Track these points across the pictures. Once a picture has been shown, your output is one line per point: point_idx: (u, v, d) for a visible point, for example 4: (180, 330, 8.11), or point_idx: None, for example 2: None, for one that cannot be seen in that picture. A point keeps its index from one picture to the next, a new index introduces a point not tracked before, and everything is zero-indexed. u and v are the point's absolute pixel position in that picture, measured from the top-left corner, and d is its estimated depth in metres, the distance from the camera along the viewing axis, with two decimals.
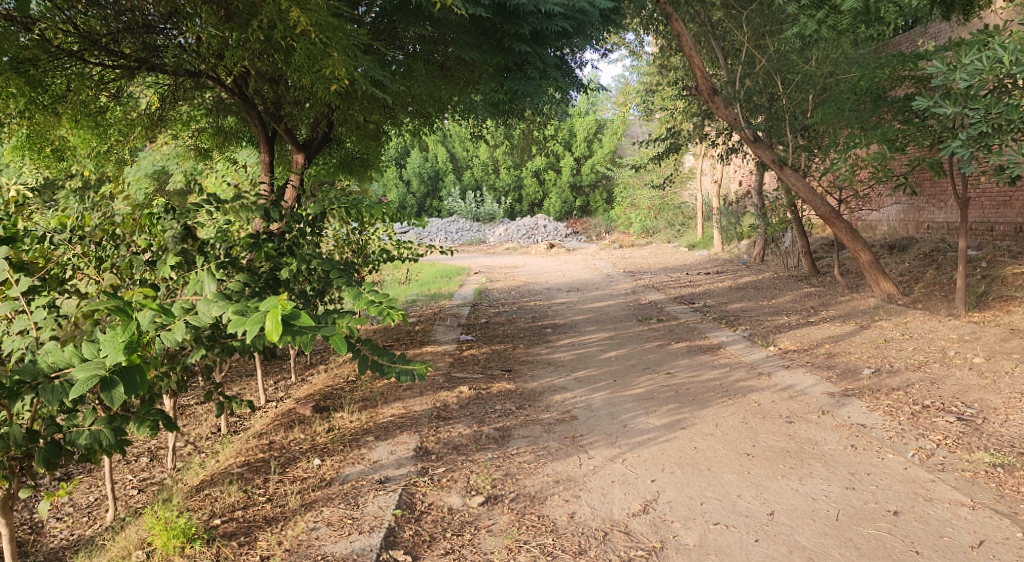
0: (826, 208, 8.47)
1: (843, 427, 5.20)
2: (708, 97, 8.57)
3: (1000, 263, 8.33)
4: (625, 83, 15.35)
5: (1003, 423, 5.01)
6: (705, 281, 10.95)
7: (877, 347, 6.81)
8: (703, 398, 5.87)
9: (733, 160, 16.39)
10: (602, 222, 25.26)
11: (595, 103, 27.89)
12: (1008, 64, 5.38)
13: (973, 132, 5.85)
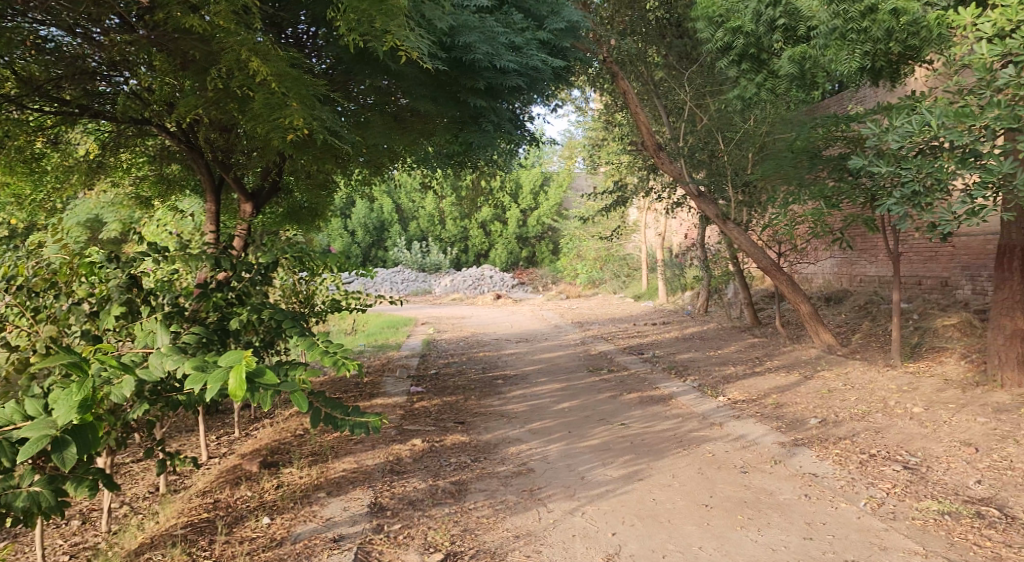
0: (768, 261, 8.73)
1: (796, 476, 5.28)
2: (655, 153, 8.78)
3: (930, 315, 8.73)
4: (571, 137, 15.68)
5: (946, 472, 5.18)
6: (652, 331, 11.10)
7: (822, 397, 6.98)
8: (658, 449, 5.88)
9: (676, 214, 16.83)
10: (547, 272, 25.49)
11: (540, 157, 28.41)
12: (936, 128, 5.67)
13: (906, 191, 6.09)
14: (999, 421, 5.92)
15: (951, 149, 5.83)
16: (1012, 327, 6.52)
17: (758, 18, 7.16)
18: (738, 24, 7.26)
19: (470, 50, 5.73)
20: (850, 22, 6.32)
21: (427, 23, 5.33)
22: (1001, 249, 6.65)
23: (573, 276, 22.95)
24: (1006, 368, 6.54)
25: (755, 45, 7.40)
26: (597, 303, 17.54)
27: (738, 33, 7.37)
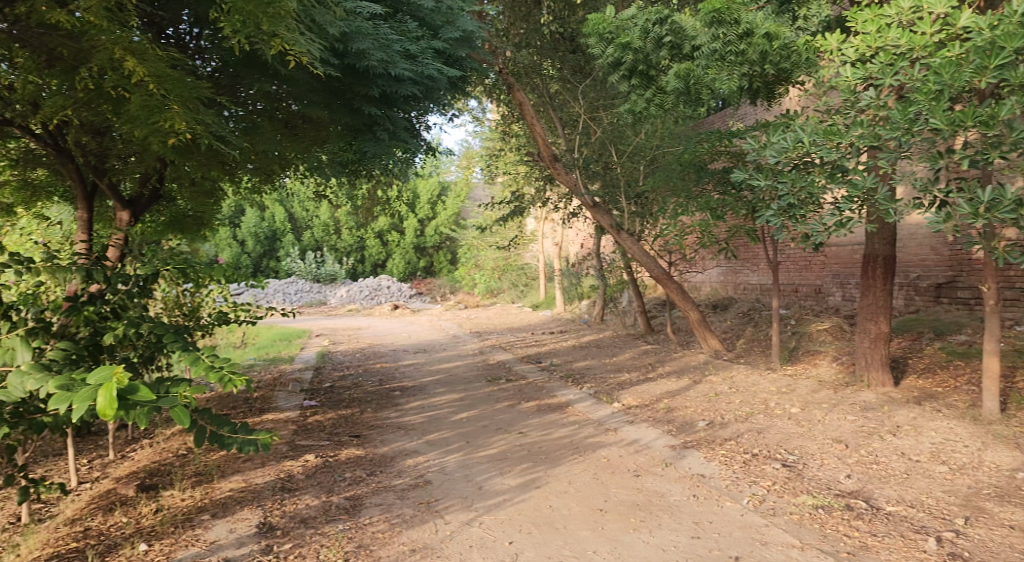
0: (660, 270, 9.01)
1: (685, 478, 5.49)
2: (551, 164, 8.91)
3: (806, 320, 9.30)
4: (468, 147, 15.68)
5: (820, 468, 5.52)
6: (550, 340, 11.27)
7: (709, 400, 7.29)
8: (555, 456, 5.96)
9: (572, 224, 17.17)
10: (446, 282, 25.41)
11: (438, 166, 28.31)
12: (809, 144, 6.06)
13: (782, 204, 6.44)
14: (866, 418, 6.38)
15: (822, 165, 6.24)
16: (875, 331, 7.04)
17: (646, 35, 7.41)
18: (627, 39, 7.41)
19: (364, 57, 5.65)
20: (728, 44, 6.67)
21: (316, 26, 5.19)
22: (865, 259, 7.16)
23: (472, 286, 23.01)
24: (871, 369, 7.07)
25: (644, 61, 7.59)
26: (496, 313, 17.65)
27: (627, 49, 7.51)
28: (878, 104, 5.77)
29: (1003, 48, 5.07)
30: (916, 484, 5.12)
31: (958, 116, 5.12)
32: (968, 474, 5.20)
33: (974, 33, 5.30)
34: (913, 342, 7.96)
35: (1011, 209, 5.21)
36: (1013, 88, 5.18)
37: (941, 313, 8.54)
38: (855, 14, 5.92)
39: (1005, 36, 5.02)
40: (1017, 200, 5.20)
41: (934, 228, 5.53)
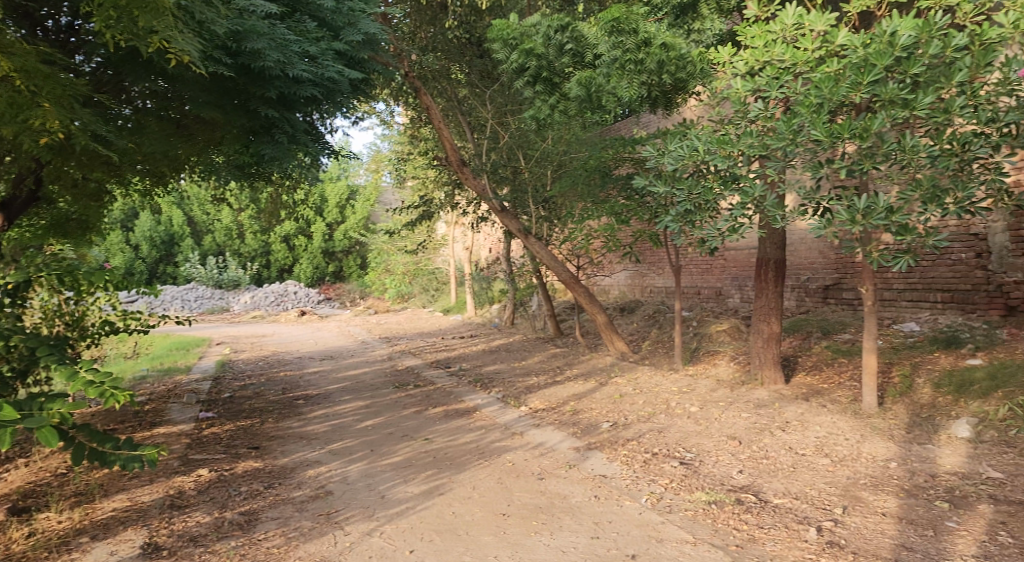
0: (567, 274, 9.11)
1: (587, 479, 5.59)
2: (458, 169, 8.89)
3: (707, 321, 9.65)
4: (377, 150, 15.47)
5: (715, 464, 5.74)
6: (460, 345, 11.23)
7: (613, 402, 7.44)
8: (460, 462, 5.95)
9: (482, 229, 17.23)
10: (355, 287, 24.97)
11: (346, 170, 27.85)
12: (703, 153, 6.29)
13: (680, 210, 6.64)
14: (759, 415, 6.68)
15: (715, 173, 6.49)
16: (768, 332, 7.38)
17: (549, 42, 7.54)
18: (531, 46, 7.54)
19: (259, 57, 5.50)
20: (628, 53, 6.88)
21: (201, 24, 5.00)
22: (758, 263, 7.49)
23: (383, 290, 22.78)
24: (764, 368, 7.40)
25: (548, 68, 7.67)
26: (407, 318, 17.49)
27: (531, 56, 7.60)
28: (766, 115, 6.09)
29: (875, 66, 5.43)
30: (802, 477, 5.40)
31: (835, 129, 5.46)
32: (848, 465, 5.53)
33: (850, 50, 5.66)
34: (803, 341, 8.40)
35: (883, 217, 5.56)
36: (883, 103, 5.56)
37: (828, 313, 9.05)
38: (745, 29, 6.21)
39: (876, 54, 5.39)
40: (889, 208, 5.56)
41: (816, 234, 5.85)
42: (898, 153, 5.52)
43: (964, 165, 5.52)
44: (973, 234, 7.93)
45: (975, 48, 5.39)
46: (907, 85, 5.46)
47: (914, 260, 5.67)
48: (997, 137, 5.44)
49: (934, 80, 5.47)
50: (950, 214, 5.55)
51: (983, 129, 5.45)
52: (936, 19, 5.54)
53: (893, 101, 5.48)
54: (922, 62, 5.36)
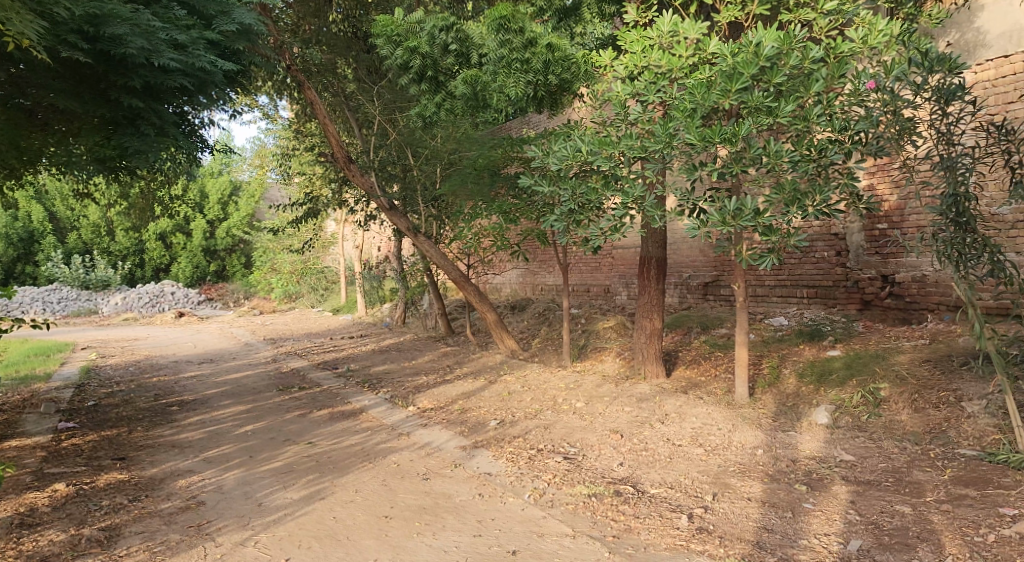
0: (457, 272, 9.08)
1: (472, 478, 5.59)
2: (344, 166, 8.65)
3: (594, 318, 9.88)
4: (261, 145, 14.89)
5: (597, 458, 5.89)
6: (349, 345, 11.00)
7: (502, 400, 7.49)
8: (343, 465, 5.81)
9: (372, 227, 16.97)
10: (239, 287, 24.00)
11: (228, 165, 26.71)
12: (586, 153, 6.43)
13: (564, 209, 6.75)
14: (641, 409, 6.90)
15: (598, 174, 6.63)
16: (650, 327, 7.63)
17: (433, 40, 7.53)
18: (415, 43, 7.50)
19: (121, 44, 5.20)
20: (514, 53, 6.95)
21: (43, 7, 4.73)
22: (641, 261, 7.70)
23: (269, 290, 22.01)
24: (647, 362, 7.66)
25: (433, 67, 7.68)
26: (294, 318, 16.97)
27: (415, 54, 7.56)
28: (645, 118, 6.29)
29: (742, 74, 5.73)
30: (677, 467, 5.63)
31: (708, 133, 5.73)
32: (719, 454, 5.82)
33: (720, 58, 5.94)
34: (683, 336, 8.76)
35: (751, 217, 5.88)
36: (751, 110, 5.86)
37: (707, 309, 9.47)
38: (625, 35, 6.41)
39: (743, 63, 5.68)
40: (756, 209, 5.89)
41: (691, 233, 6.09)
42: (764, 158, 5.85)
43: (821, 169, 5.94)
44: (834, 234, 8.55)
45: (831, 60, 5.83)
46: (771, 93, 5.80)
47: (778, 258, 6.04)
48: (850, 144, 5.89)
49: (795, 89, 5.86)
50: (809, 215, 5.95)
51: (837, 136, 5.88)
52: (797, 32, 5.93)
53: (759, 108, 5.78)
54: (784, 71, 5.73)
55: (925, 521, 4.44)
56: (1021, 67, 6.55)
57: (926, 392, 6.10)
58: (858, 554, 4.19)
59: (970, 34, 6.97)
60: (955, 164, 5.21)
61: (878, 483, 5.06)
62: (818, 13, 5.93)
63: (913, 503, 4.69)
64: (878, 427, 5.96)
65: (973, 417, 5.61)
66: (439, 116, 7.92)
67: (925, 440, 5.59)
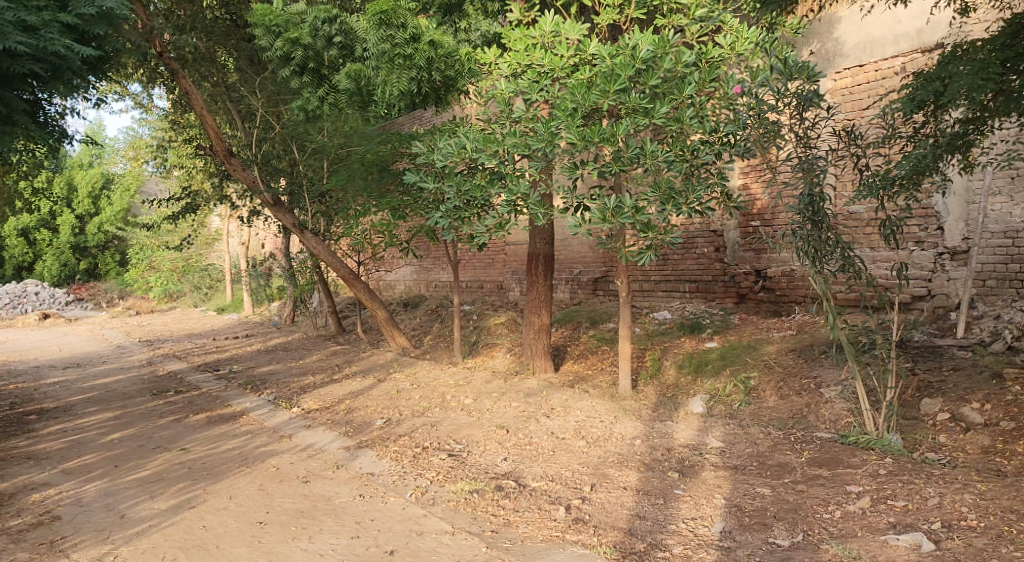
0: (346, 269, 8.89)
1: (354, 479, 5.50)
2: (225, 159, 8.27)
3: (486, 315, 9.93)
4: (137, 136, 14.08)
5: (481, 454, 5.92)
6: (233, 346, 10.59)
7: (390, 398, 7.40)
8: (218, 471, 5.57)
9: (259, 223, 16.46)
10: (113, 285, 22.62)
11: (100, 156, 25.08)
12: (471, 151, 6.41)
13: (449, 207, 6.73)
14: (528, 403, 7.00)
15: (483, 171, 6.66)
16: (538, 323, 7.74)
17: (315, 32, 7.46)
18: (297, 35, 7.39)
19: None
20: (397, 47, 6.88)
21: None
22: (529, 257, 7.78)
23: (146, 289, 20.87)
24: (536, 357, 7.78)
25: (315, 59, 7.63)
26: (174, 317, 16.33)
27: (296, 45, 7.48)
28: (528, 116, 6.34)
29: (620, 76, 5.89)
30: (559, 459, 5.75)
31: (587, 132, 5.90)
32: (601, 445, 5.98)
33: (599, 59, 6.08)
34: (572, 331, 8.94)
35: (630, 214, 6.06)
36: (628, 111, 6.05)
37: (597, 304, 9.71)
38: (508, 33, 6.43)
39: (621, 65, 5.83)
40: (634, 207, 6.07)
41: (573, 230, 6.26)
42: (641, 158, 6.04)
43: (694, 169, 6.19)
44: (713, 231, 8.96)
45: (702, 65, 6.10)
46: (647, 94, 6.00)
47: (655, 255, 6.27)
48: (720, 146, 6.17)
49: (670, 91, 6.06)
50: (683, 213, 6.19)
51: (708, 138, 6.17)
52: (672, 36, 6.13)
53: (636, 108, 5.96)
54: (658, 74, 5.95)
55: (783, 501, 4.73)
56: (873, 76, 7.07)
57: (790, 380, 6.52)
58: (721, 535, 4.41)
59: (830, 43, 7.45)
60: (813, 165, 5.57)
61: (744, 467, 5.35)
62: (689, 19, 6.20)
63: (773, 485, 4.98)
64: (747, 415, 6.29)
65: (830, 401, 6.04)
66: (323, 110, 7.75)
67: (788, 424, 5.97)
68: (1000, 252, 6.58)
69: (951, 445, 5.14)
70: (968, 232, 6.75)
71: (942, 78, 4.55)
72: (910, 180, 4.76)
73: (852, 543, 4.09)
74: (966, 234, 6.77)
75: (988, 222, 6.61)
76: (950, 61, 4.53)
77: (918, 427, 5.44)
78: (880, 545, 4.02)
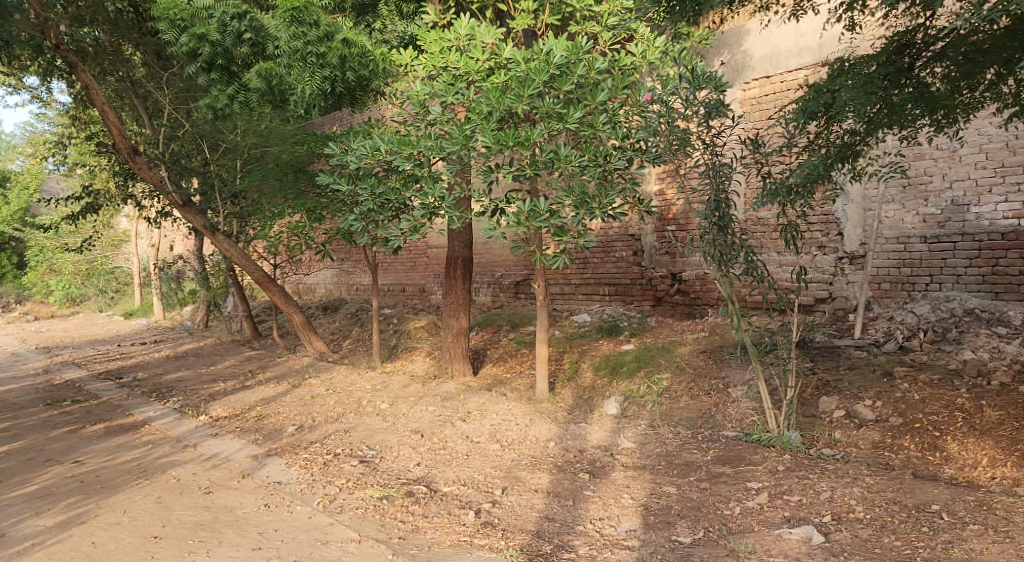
0: (260, 273, 8.65)
1: (260, 488, 5.34)
2: (128, 157, 7.91)
3: (406, 318, 9.85)
4: (37, 132, 13.39)
5: (395, 459, 5.85)
6: (139, 352, 10.14)
7: (303, 404, 7.23)
8: (112, 484, 5.31)
9: (169, 224, 16.04)
10: (10, 289, 21.40)
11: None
12: (385, 152, 6.32)
13: (363, 209, 6.63)
14: (444, 407, 6.96)
15: (398, 174, 6.59)
16: (457, 327, 7.71)
17: (224, 28, 7.50)
18: (204, 30, 7.44)
19: None
20: (309, 45, 6.86)
21: None
22: (448, 261, 7.75)
23: (46, 293, 19.87)
24: (454, 361, 7.75)
25: (223, 56, 7.69)
26: (78, 322, 15.86)
27: (204, 41, 7.52)
28: (444, 119, 6.31)
29: (534, 81, 5.94)
30: (473, 463, 5.73)
31: (501, 137, 5.91)
32: (514, 448, 5.99)
33: (514, 64, 6.11)
34: (492, 334, 8.96)
35: (544, 218, 6.09)
36: (542, 116, 6.09)
37: (518, 307, 9.75)
38: (424, 35, 6.45)
39: (535, 70, 5.87)
40: (548, 211, 6.11)
41: (488, 234, 6.23)
42: (555, 162, 6.10)
43: (606, 174, 6.24)
44: (631, 235, 9.13)
45: (615, 72, 6.22)
46: (560, 100, 6.04)
47: (569, 259, 6.33)
48: (631, 152, 6.28)
49: (583, 97, 6.14)
50: (596, 218, 6.26)
51: (620, 143, 6.25)
52: (585, 43, 6.20)
53: (550, 114, 6.01)
54: (572, 80, 5.99)
55: (687, 499, 4.84)
56: (779, 88, 7.37)
57: (700, 381, 6.69)
58: (626, 534, 4.47)
59: (738, 55, 7.70)
60: (718, 172, 5.73)
61: (652, 467, 5.47)
62: (602, 27, 6.36)
63: (679, 484, 5.09)
64: (658, 415, 6.44)
65: (737, 401, 6.22)
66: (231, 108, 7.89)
67: (696, 425, 6.13)
68: (893, 256, 6.93)
69: (845, 441, 5.39)
70: (865, 238, 7.12)
71: (833, 90, 4.76)
72: (805, 188, 4.96)
73: (748, 537, 4.21)
74: (863, 240, 7.14)
75: (882, 228, 6.96)
76: (838, 75, 4.77)
77: (816, 424, 5.67)
78: (774, 539, 4.15)
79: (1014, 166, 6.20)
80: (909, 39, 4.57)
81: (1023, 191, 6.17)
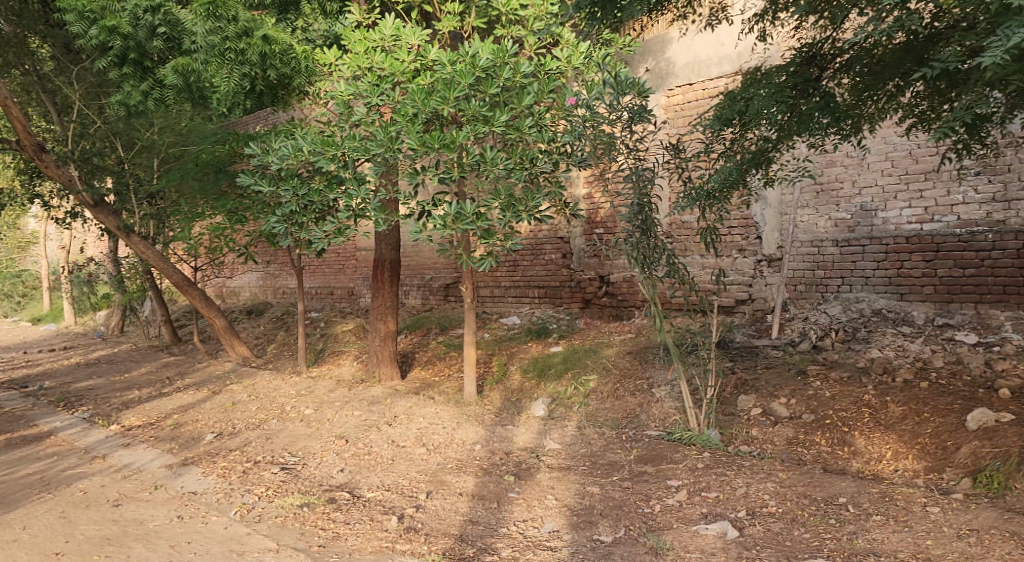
0: (179, 276, 8.34)
1: (173, 499, 5.14)
2: (34, 155, 7.52)
3: (334, 322, 9.69)
4: None
5: (317, 466, 5.72)
6: (48, 360, 9.64)
7: (223, 411, 7.01)
8: (12, 500, 5.02)
9: (81, 225, 15.45)
10: None
11: None
12: (308, 153, 6.20)
13: (285, 211, 6.48)
14: (370, 412, 6.85)
15: (322, 175, 6.47)
16: (385, 330, 7.61)
17: (136, 22, 7.38)
18: (115, 23, 7.27)
19: None
20: (227, 42, 6.94)
21: None
22: (375, 263, 7.64)
23: None
24: (382, 365, 7.64)
25: (136, 50, 7.54)
26: None
27: (114, 34, 7.34)
28: (369, 120, 6.23)
29: (460, 84, 5.93)
30: (398, 468, 5.66)
31: (427, 139, 5.85)
32: (440, 452, 5.95)
33: (439, 66, 6.08)
34: (421, 337, 8.89)
35: (470, 221, 6.07)
36: (468, 118, 6.08)
37: (447, 310, 9.71)
38: (347, 34, 6.37)
39: (461, 72, 5.86)
40: (474, 214, 6.09)
41: (414, 238, 6.12)
42: (481, 165, 6.10)
43: (533, 178, 6.28)
44: (560, 238, 9.21)
45: (540, 76, 6.26)
46: (486, 102, 6.04)
47: (496, 261, 6.33)
48: (557, 155, 6.34)
49: (509, 100, 6.16)
50: (522, 220, 6.28)
51: (546, 147, 6.31)
52: (510, 47, 6.21)
53: (476, 117, 5.98)
54: (498, 83, 5.99)
55: (610, 498, 4.91)
56: (701, 95, 7.56)
57: (625, 381, 6.80)
58: (549, 535, 4.49)
59: (662, 62, 7.88)
60: (641, 177, 5.84)
61: (576, 467, 5.52)
62: (528, 31, 6.44)
63: (602, 484, 5.16)
64: (583, 416, 6.51)
65: (660, 401, 6.35)
66: (147, 106, 7.73)
67: (621, 425, 6.22)
68: (808, 259, 7.21)
69: (761, 438, 5.56)
70: (782, 241, 7.40)
71: (746, 98, 4.93)
72: (721, 192, 5.11)
73: (667, 534, 4.29)
74: (780, 243, 7.41)
75: (797, 232, 7.25)
76: (752, 83, 4.93)
77: (734, 422, 5.83)
78: (692, 535, 4.24)
79: (917, 174, 6.51)
80: (817, 49, 4.79)
81: (924, 198, 6.48)
